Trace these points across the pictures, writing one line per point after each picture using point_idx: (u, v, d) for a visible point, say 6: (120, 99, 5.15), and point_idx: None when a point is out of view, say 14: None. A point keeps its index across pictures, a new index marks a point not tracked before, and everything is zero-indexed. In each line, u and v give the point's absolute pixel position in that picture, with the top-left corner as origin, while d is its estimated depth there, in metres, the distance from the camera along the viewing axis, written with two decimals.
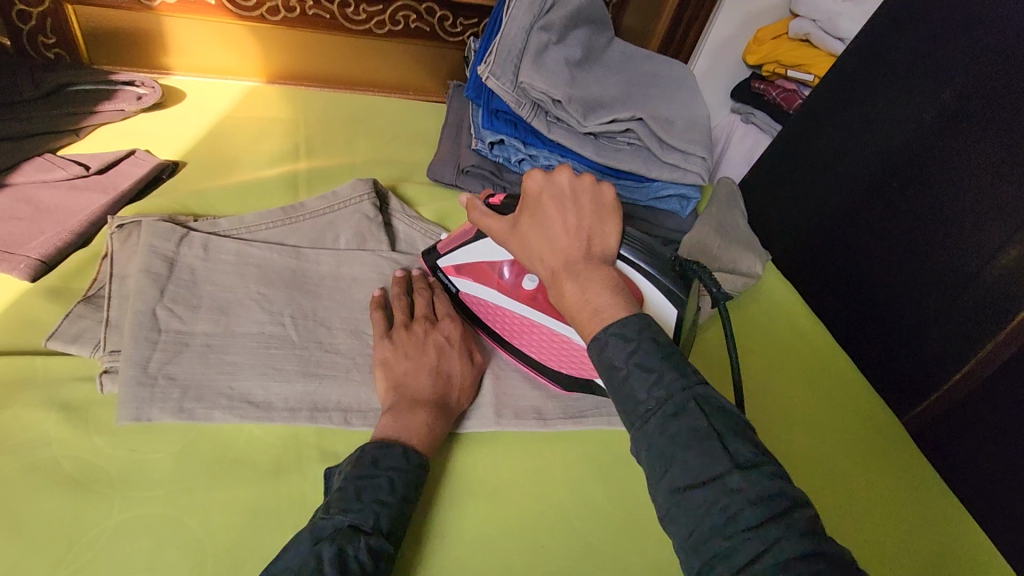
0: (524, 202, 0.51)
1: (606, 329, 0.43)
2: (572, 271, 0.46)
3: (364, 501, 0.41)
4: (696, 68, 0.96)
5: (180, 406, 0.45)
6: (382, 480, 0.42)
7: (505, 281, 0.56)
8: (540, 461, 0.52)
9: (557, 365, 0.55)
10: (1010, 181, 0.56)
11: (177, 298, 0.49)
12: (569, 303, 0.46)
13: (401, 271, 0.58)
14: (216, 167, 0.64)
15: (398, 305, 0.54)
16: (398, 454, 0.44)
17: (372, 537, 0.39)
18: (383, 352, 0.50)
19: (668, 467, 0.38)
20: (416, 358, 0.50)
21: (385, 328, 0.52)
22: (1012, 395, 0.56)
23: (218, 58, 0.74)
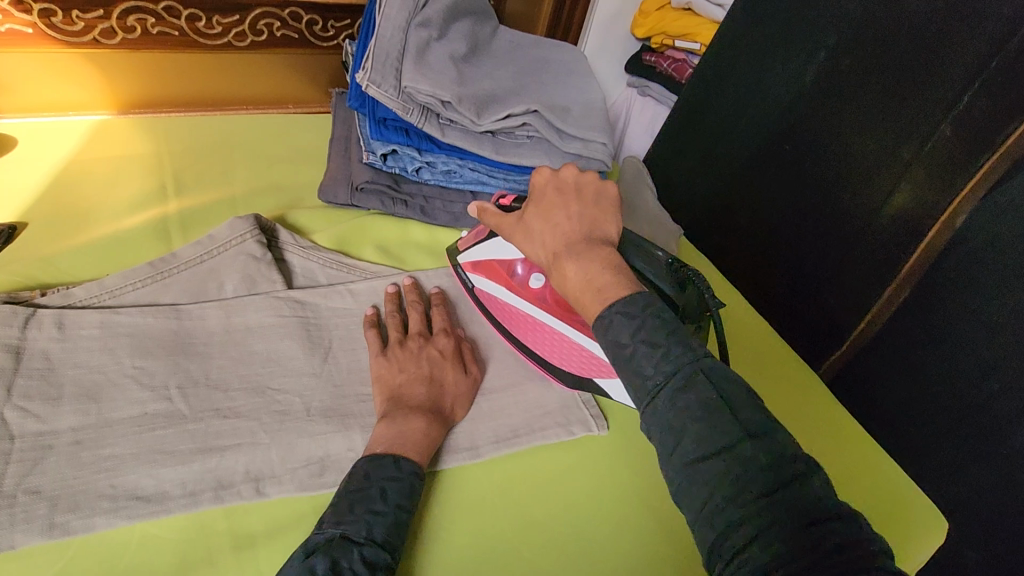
0: (530, 196, 0.51)
1: (610, 307, 0.41)
2: (572, 253, 0.45)
3: (358, 513, 0.39)
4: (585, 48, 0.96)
5: (51, 522, 0.37)
6: (374, 490, 0.40)
7: (514, 278, 0.56)
8: (528, 468, 0.49)
9: (564, 363, 0.54)
10: (894, 133, 0.60)
11: (32, 393, 0.41)
12: (571, 286, 0.44)
13: (391, 286, 0.55)
14: (66, 224, 0.55)
15: (383, 322, 0.52)
16: (390, 465, 0.41)
17: (365, 548, 0.37)
18: (379, 365, 0.49)
19: (679, 441, 0.36)
20: (411, 371, 0.48)
21: (380, 347, 0.50)
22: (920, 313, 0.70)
23: (53, 91, 0.62)
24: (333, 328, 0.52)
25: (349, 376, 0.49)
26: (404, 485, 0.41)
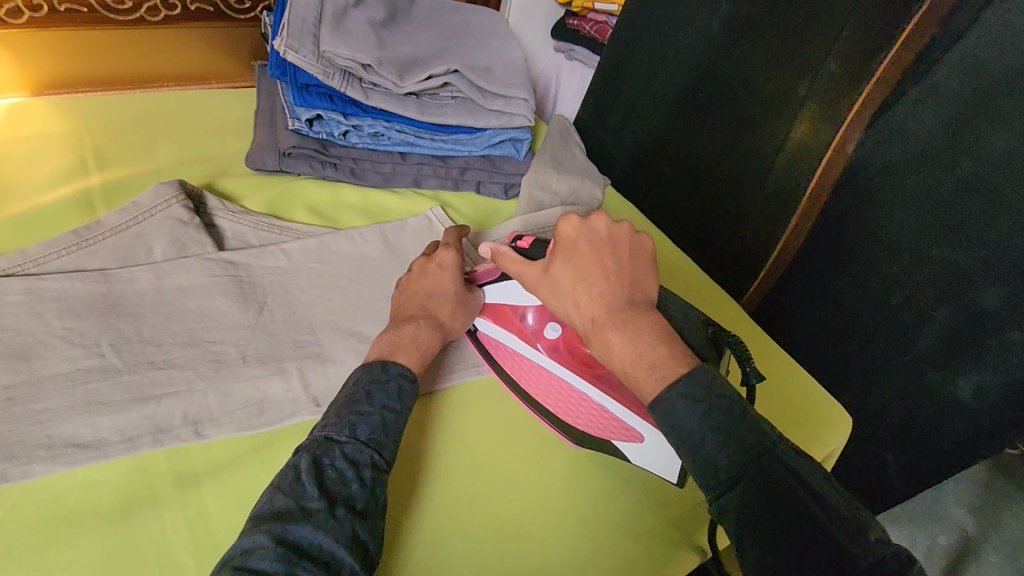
0: (563, 244, 0.66)
1: (675, 391, 0.56)
2: (621, 319, 0.60)
3: (342, 418, 0.58)
4: (762, 70, 0.99)
5: None
6: (359, 394, 0.61)
7: (527, 325, 0.72)
8: (482, 449, 0.71)
9: (580, 418, 0.69)
10: None
11: None
12: (622, 353, 0.59)
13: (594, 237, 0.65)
14: None
15: (614, 279, 0.63)
16: (378, 370, 0.63)
17: (349, 442, 0.57)
18: (617, 320, 0.60)
19: (766, 520, 0.51)
20: (649, 331, 0.59)
21: (615, 311, 0.61)
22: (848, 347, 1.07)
23: None
24: (570, 282, 0.63)
25: (592, 330, 0.61)
26: (677, 403, 0.55)
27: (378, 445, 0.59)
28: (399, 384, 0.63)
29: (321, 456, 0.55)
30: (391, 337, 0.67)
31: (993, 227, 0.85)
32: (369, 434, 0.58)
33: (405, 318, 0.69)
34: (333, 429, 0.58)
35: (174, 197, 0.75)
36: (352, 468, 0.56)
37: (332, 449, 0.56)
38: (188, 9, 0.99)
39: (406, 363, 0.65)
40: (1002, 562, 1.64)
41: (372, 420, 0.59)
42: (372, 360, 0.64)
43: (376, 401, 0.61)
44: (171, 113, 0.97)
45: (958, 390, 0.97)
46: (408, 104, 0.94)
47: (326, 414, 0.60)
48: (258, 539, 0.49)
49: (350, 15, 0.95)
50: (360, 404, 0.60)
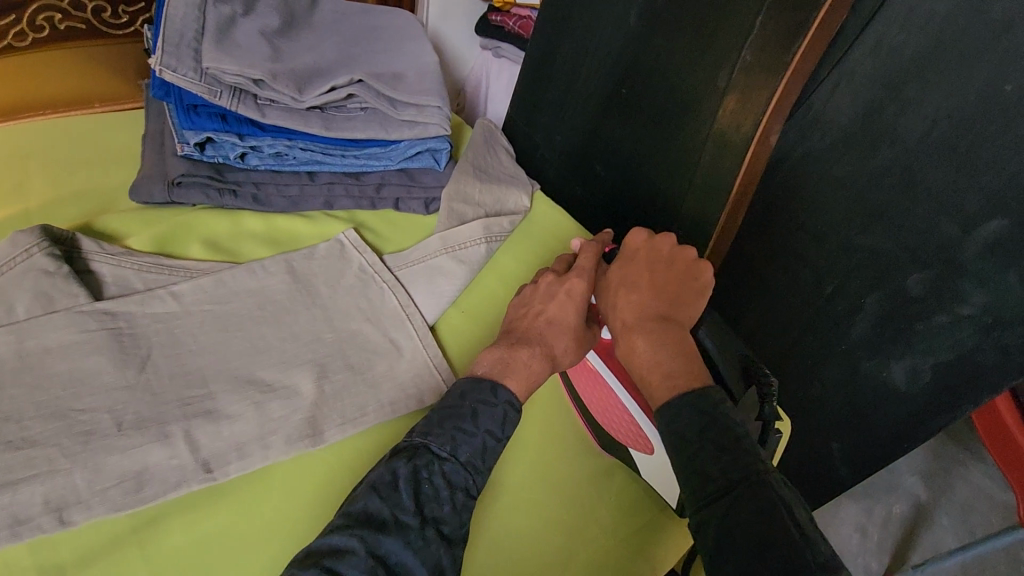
0: (627, 250, 0.73)
1: (681, 399, 0.59)
2: (649, 329, 0.65)
3: (445, 429, 0.61)
4: (683, 62, 0.96)
5: None
6: (465, 409, 0.62)
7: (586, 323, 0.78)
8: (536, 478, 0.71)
9: (604, 422, 0.72)
10: None
11: None
12: (640, 356, 0.64)
13: (653, 252, 0.72)
14: None
15: (658, 292, 0.68)
16: (490, 393, 0.63)
17: (445, 462, 0.59)
18: (646, 328, 0.65)
19: (733, 528, 0.53)
20: (672, 347, 0.63)
21: (648, 321, 0.66)
22: (789, 342, 1.06)
23: None
24: (617, 288, 0.71)
25: (622, 332, 0.67)
26: (681, 412, 0.59)
27: (474, 469, 0.61)
28: (506, 411, 0.63)
29: (420, 470, 0.58)
30: (505, 355, 0.68)
31: (915, 213, 0.84)
32: (470, 456, 0.61)
33: (522, 340, 0.69)
34: (434, 442, 0.60)
35: (36, 244, 0.67)
36: (448, 490, 0.58)
37: (434, 465, 0.59)
38: (58, 28, 0.88)
39: (516, 391, 0.65)
40: (952, 523, 1.70)
41: (474, 442, 0.61)
42: (483, 379, 0.65)
43: (481, 424, 0.62)
44: (46, 145, 0.87)
45: (894, 375, 0.96)
46: (311, 120, 0.87)
47: (428, 422, 0.62)
48: (348, 542, 0.53)
49: (240, 26, 0.87)
50: (466, 422, 0.62)
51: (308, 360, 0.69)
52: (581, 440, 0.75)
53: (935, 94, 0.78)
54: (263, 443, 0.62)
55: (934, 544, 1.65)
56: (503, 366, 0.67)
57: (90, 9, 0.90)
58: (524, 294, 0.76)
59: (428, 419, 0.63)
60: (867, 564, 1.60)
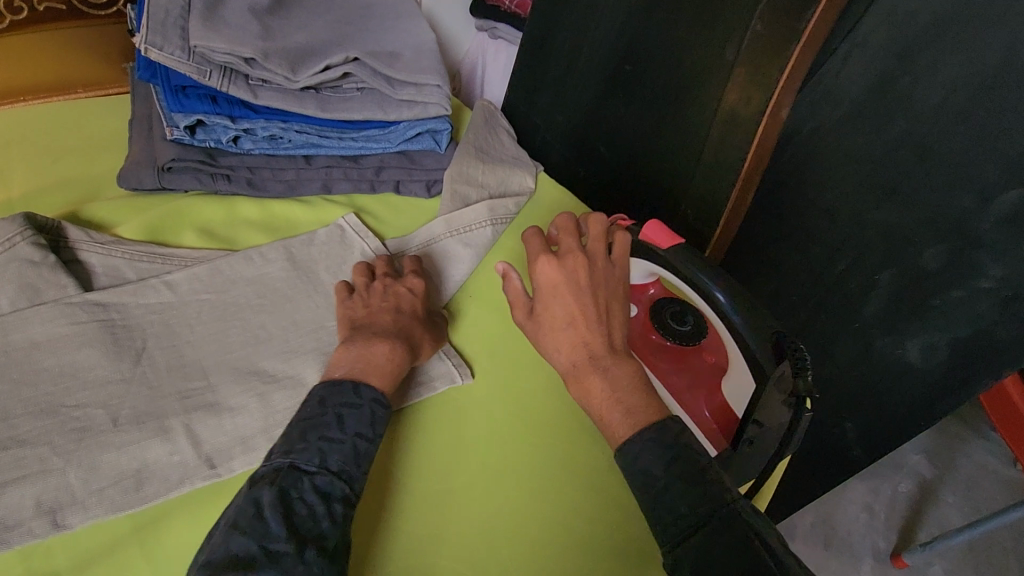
0: (544, 285, 0.65)
1: (643, 436, 0.55)
2: (600, 367, 0.60)
3: (308, 442, 0.55)
4: (688, 35, 0.92)
5: None
6: (328, 416, 0.56)
7: None
8: (433, 467, 0.65)
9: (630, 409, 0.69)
10: None
11: None
12: (596, 397, 0.59)
13: (563, 273, 0.64)
14: None
15: (592, 323, 0.62)
16: (353, 393, 0.58)
17: (316, 475, 0.53)
18: (597, 368, 0.60)
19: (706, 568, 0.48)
20: (625, 384, 0.59)
21: (588, 359, 0.60)
22: (798, 321, 1.04)
23: None
24: (547, 329, 0.63)
25: (572, 374, 0.61)
26: (646, 449, 0.54)
27: (349, 477, 0.54)
28: (372, 410, 0.58)
29: (289, 489, 0.51)
30: (360, 352, 0.62)
31: (930, 186, 0.82)
32: (341, 464, 0.54)
33: (375, 332, 0.65)
34: (298, 459, 0.53)
35: (18, 233, 0.63)
36: (323, 503, 0.51)
37: (302, 481, 0.52)
38: (37, 10, 0.84)
39: (379, 387, 0.60)
40: (957, 501, 1.70)
41: (345, 448, 0.55)
42: (342, 379, 0.60)
43: (349, 427, 0.56)
44: (26, 132, 0.83)
45: (909, 352, 0.94)
46: (306, 100, 0.83)
47: (287, 439, 0.55)
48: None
49: (227, 4, 0.83)
50: (331, 430, 0.56)
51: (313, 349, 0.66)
52: (483, 423, 0.69)
53: (951, 61, 0.75)
54: (269, 435, 0.59)
55: (940, 522, 1.65)
56: (360, 364, 0.61)
57: None
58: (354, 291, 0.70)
59: (285, 437, 0.55)
60: (875, 545, 1.60)
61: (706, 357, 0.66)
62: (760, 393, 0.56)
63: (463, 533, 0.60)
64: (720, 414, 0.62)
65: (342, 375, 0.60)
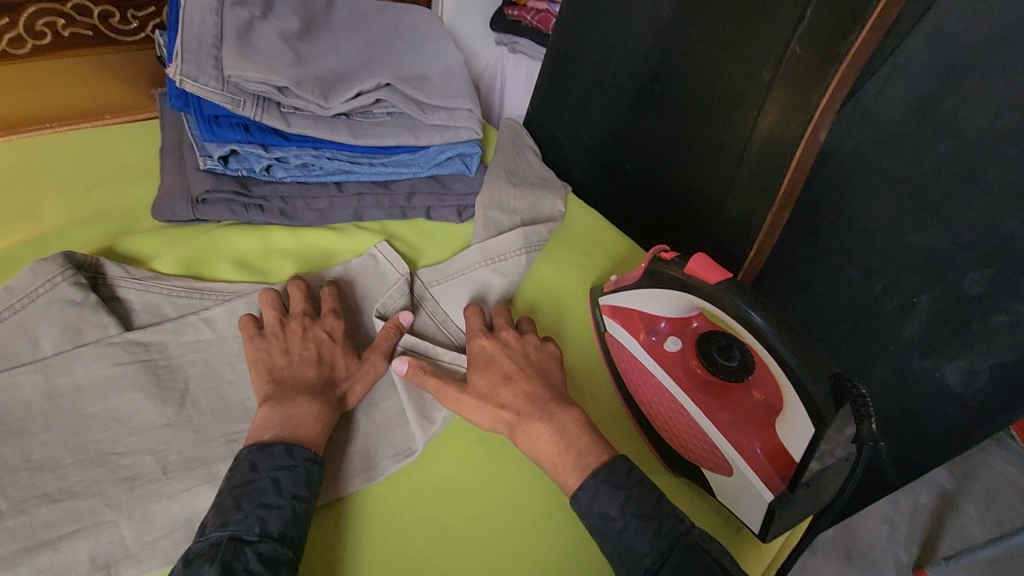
0: (476, 355, 0.71)
1: (596, 477, 0.59)
2: (542, 416, 0.65)
3: (244, 510, 0.52)
4: (722, 56, 0.91)
5: None
6: (262, 480, 0.54)
7: (648, 340, 0.73)
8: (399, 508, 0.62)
9: (678, 447, 0.67)
10: None
11: None
12: (543, 446, 0.63)
13: (495, 342, 0.72)
14: None
15: (533, 382, 0.68)
16: (283, 454, 0.55)
17: (259, 543, 0.50)
18: (538, 417, 0.65)
19: None
20: (567, 429, 0.64)
21: (528, 412, 0.65)
22: (829, 342, 1.03)
23: None
24: (484, 392, 0.67)
25: (516, 427, 0.65)
26: (596, 491, 0.59)
27: (293, 541, 0.52)
28: (308, 470, 0.56)
29: (231, 563, 0.48)
30: (280, 411, 0.59)
31: (973, 210, 0.81)
32: (283, 527, 0.52)
33: (298, 390, 0.61)
34: (236, 529, 0.50)
35: (59, 273, 0.63)
36: (269, 572, 0.49)
37: (244, 552, 0.49)
38: (61, 35, 0.81)
39: (313, 446, 0.58)
40: (978, 512, 1.66)
41: (283, 512, 0.53)
42: (274, 441, 0.56)
43: (285, 490, 0.54)
44: (56, 161, 0.82)
45: (947, 375, 0.93)
46: (338, 127, 0.83)
47: (221, 509, 0.52)
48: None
49: (258, 30, 0.82)
50: (268, 495, 0.53)
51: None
52: (456, 461, 0.67)
53: (999, 87, 0.74)
54: None
55: (961, 533, 1.62)
56: (288, 426, 0.58)
57: (97, 14, 0.83)
58: (268, 340, 0.65)
59: (218, 507, 0.52)
60: (896, 557, 1.56)
61: (754, 394, 0.66)
62: (818, 439, 0.56)
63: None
64: (772, 454, 0.59)
65: (271, 437, 0.57)
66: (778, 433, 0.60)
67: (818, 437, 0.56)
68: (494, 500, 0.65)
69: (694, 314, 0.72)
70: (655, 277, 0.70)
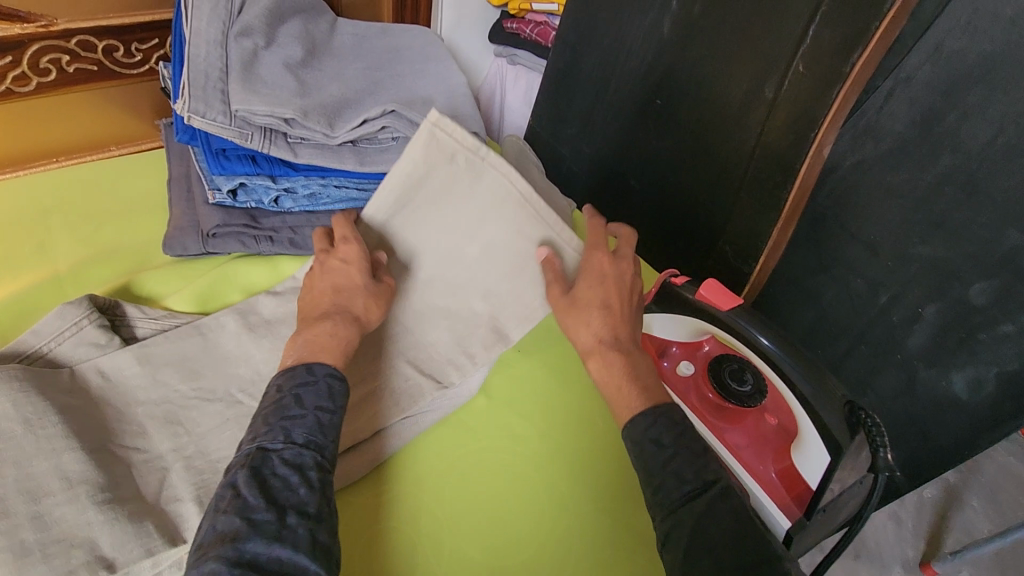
0: (588, 268, 0.67)
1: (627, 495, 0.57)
2: (608, 354, 0.62)
3: (272, 424, 0.55)
4: (726, 69, 0.91)
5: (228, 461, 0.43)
6: (285, 397, 0.56)
7: (660, 365, 0.72)
8: (429, 496, 0.66)
9: None
10: None
11: None
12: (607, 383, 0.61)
13: (603, 263, 0.67)
14: None
15: (623, 313, 0.65)
16: (304, 372, 0.58)
17: (285, 450, 0.53)
18: (617, 353, 0.62)
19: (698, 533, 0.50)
20: (633, 374, 0.60)
21: (605, 341, 0.62)
22: (835, 350, 1.03)
23: None
24: (577, 309, 0.65)
25: (594, 351, 0.63)
26: (657, 421, 0.56)
27: (318, 446, 0.55)
28: (329, 384, 0.58)
29: (260, 468, 0.51)
30: (307, 337, 0.61)
31: (977, 222, 0.81)
32: (307, 435, 0.55)
33: (319, 314, 0.63)
34: (264, 438, 0.54)
35: (85, 316, 0.65)
36: (296, 473, 0.52)
37: (271, 458, 0.52)
38: (66, 71, 0.81)
39: (333, 362, 0.60)
40: (983, 504, 1.66)
41: (306, 421, 0.55)
42: (295, 363, 0.59)
43: (308, 403, 0.56)
44: (65, 197, 0.82)
45: (954, 383, 0.93)
46: (344, 155, 0.83)
47: (252, 427, 0.55)
48: (209, 566, 0.45)
49: (263, 60, 0.81)
50: (291, 408, 0.56)
51: (416, 350, 0.75)
52: (468, 467, 0.69)
53: (1000, 100, 0.74)
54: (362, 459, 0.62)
55: (967, 527, 1.61)
56: (307, 349, 0.60)
57: (101, 49, 0.82)
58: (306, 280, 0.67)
59: (251, 424, 0.55)
60: (903, 553, 1.56)
61: (768, 418, 0.66)
62: (833, 469, 0.56)
63: (446, 551, 0.62)
64: (785, 480, 0.61)
65: (293, 361, 0.59)
66: (789, 457, 0.61)
67: (834, 466, 0.56)
68: (507, 496, 0.67)
69: (704, 338, 0.71)
70: (666, 304, 0.71)
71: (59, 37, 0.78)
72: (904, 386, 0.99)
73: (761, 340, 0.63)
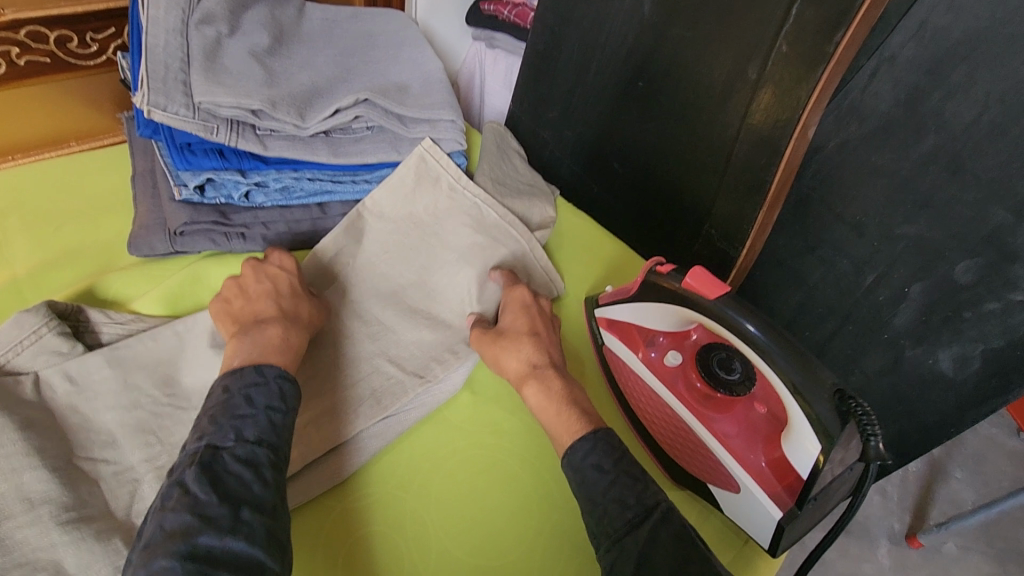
0: (509, 303, 0.74)
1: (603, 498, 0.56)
2: (538, 379, 0.65)
3: (220, 423, 0.54)
4: (707, 50, 0.89)
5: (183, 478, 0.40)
6: (236, 398, 0.56)
7: (649, 356, 0.72)
8: (412, 500, 0.64)
9: (682, 462, 0.68)
10: None
11: None
12: (539, 407, 0.64)
13: (523, 295, 0.74)
14: None
15: (546, 341, 0.70)
16: (254, 371, 0.58)
17: (237, 447, 0.53)
18: (544, 377, 0.66)
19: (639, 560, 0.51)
20: (560, 398, 0.64)
21: (533, 366, 0.67)
22: (821, 332, 1.03)
23: None
24: (503, 341, 0.69)
25: (523, 378, 0.66)
26: (598, 447, 0.58)
27: (272, 444, 0.54)
28: (280, 385, 0.58)
29: (211, 465, 0.51)
30: (256, 338, 0.61)
31: (962, 201, 0.81)
32: (260, 433, 0.54)
33: (262, 318, 0.64)
34: (214, 437, 0.53)
35: (44, 324, 0.62)
36: (250, 470, 0.52)
37: (222, 456, 0.52)
38: (16, 64, 0.77)
39: (282, 364, 0.60)
40: (966, 476, 1.68)
41: (257, 420, 0.55)
42: (242, 364, 0.58)
43: (258, 402, 0.56)
44: (23, 199, 0.79)
45: (940, 362, 0.94)
46: (317, 147, 0.80)
47: (199, 426, 0.54)
48: (159, 562, 0.44)
49: (226, 49, 0.78)
50: (241, 407, 0.55)
51: (384, 353, 0.73)
52: (456, 464, 0.68)
53: (986, 76, 0.73)
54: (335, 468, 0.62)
55: (952, 499, 1.63)
56: (256, 349, 0.60)
57: (53, 40, 0.77)
58: (226, 289, 0.68)
59: (196, 426, 0.54)
60: (890, 526, 1.59)
61: (757, 407, 0.66)
62: (824, 458, 0.55)
63: (429, 556, 0.61)
64: (776, 472, 0.60)
65: (241, 361, 0.59)
66: (780, 448, 0.60)
67: (824, 456, 0.55)
68: (492, 494, 0.66)
69: (692, 327, 0.72)
70: (651, 291, 0.70)
71: (6, 28, 0.73)
72: (890, 366, 0.99)
73: (745, 327, 0.60)
